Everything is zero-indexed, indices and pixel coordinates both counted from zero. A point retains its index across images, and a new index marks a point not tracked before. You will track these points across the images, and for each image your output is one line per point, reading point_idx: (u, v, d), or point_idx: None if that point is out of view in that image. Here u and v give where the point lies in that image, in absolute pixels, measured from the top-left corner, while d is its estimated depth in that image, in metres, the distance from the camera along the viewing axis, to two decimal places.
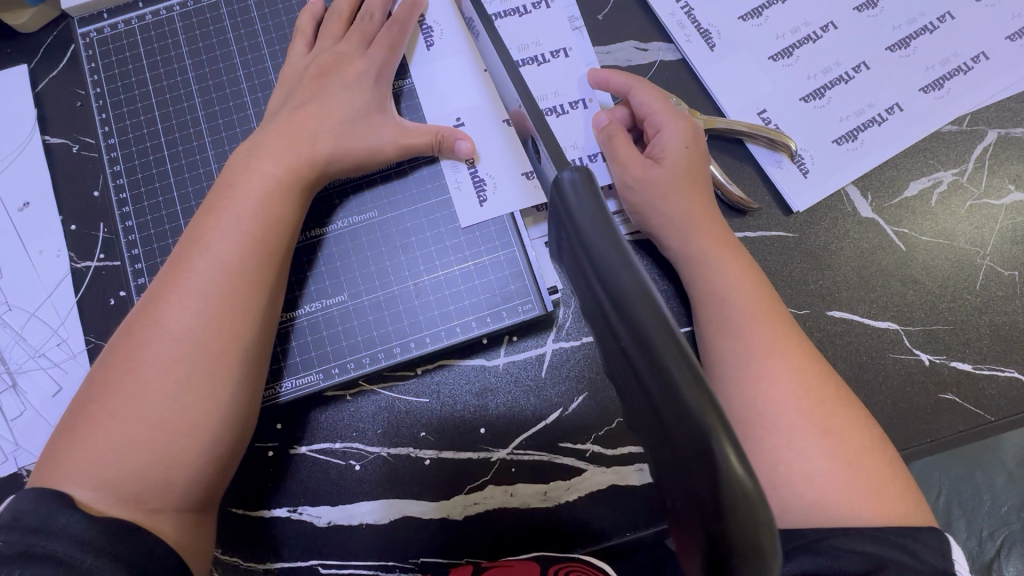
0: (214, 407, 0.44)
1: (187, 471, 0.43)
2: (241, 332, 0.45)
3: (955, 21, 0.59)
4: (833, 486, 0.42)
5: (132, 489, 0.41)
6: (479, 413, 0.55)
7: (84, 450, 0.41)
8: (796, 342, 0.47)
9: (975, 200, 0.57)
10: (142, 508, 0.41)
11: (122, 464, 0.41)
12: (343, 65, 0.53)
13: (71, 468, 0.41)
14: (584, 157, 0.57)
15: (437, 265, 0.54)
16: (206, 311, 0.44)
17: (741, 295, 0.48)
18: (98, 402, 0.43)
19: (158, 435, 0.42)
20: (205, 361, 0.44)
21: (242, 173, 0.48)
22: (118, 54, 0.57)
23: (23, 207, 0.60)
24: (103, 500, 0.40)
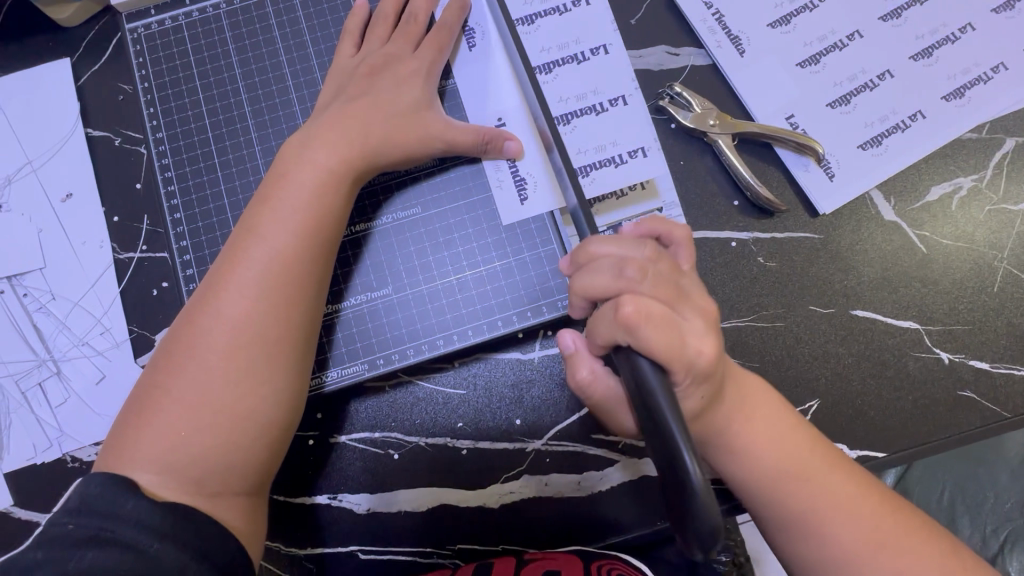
0: (271, 394, 0.46)
1: (245, 456, 0.45)
2: (296, 322, 0.47)
3: (976, 32, 0.61)
4: (854, 535, 0.45)
5: (195, 473, 0.43)
6: (515, 405, 0.57)
7: (150, 435, 0.43)
8: (852, 487, 0.47)
9: (994, 205, 0.59)
10: (204, 493, 0.43)
11: (186, 449, 0.43)
12: (394, 64, 0.55)
13: (138, 453, 0.43)
14: (624, 154, 0.58)
15: (477, 261, 0.56)
16: (263, 301, 0.46)
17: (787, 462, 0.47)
18: (162, 388, 0.45)
19: (220, 421, 0.44)
20: (263, 350, 0.45)
21: (294, 166, 0.50)
22: (165, 49, 0.58)
23: (66, 198, 0.61)
24: (168, 484, 0.42)
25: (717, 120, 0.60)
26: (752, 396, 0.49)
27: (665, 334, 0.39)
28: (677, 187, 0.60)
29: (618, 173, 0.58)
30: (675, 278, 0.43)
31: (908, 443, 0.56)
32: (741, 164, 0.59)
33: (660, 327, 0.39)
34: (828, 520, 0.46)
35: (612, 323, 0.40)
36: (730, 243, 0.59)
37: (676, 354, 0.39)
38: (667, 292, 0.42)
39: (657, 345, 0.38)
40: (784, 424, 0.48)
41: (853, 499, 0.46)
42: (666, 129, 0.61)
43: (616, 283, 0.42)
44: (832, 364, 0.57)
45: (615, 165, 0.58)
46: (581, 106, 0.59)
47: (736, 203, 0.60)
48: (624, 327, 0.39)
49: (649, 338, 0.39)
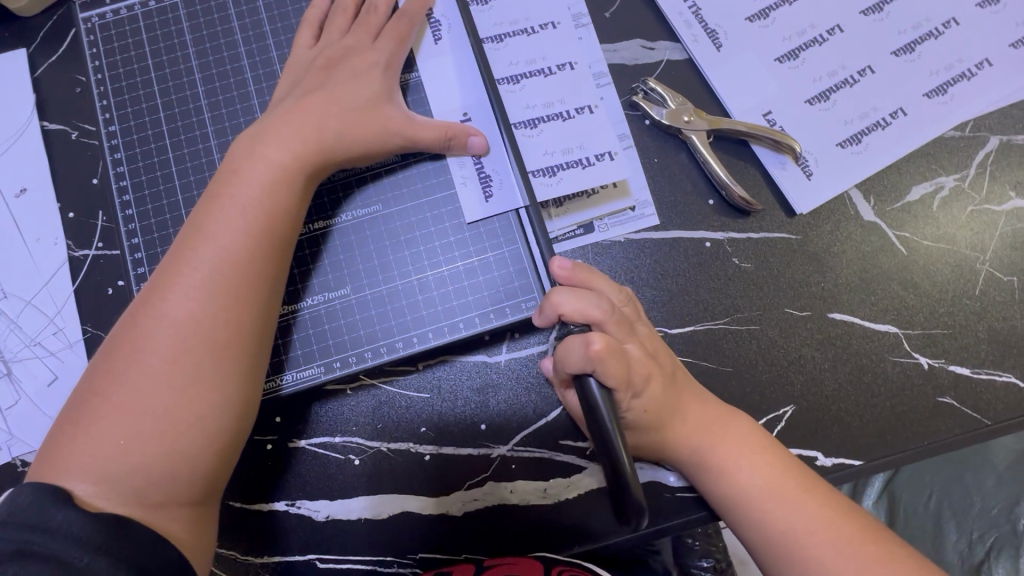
0: (220, 400, 0.44)
1: (189, 465, 0.43)
2: (247, 323, 0.45)
3: (960, 27, 0.59)
4: (835, 558, 0.45)
5: (134, 483, 0.41)
6: (480, 410, 0.55)
7: (87, 443, 0.41)
8: (830, 510, 0.47)
9: (977, 206, 0.58)
10: (143, 503, 0.41)
11: (125, 458, 0.41)
12: (352, 56, 0.53)
13: (73, 461, 0.41)
14: (591, 157, 0.55)
15: (440, 260, 0.54)
16: (211, 302, 0.44)
17: (760, 484, 0.48)
18: (101, 394, 0.42)
19: (164, 428, 0.42)
20: (211, 353, 0.43)
21: (247, 160, 0.48)
22: (120, 40, 0.56)
23: (19, 193, 0.59)
24: (105, 494, 0.40)
25: (692, 116, 0.58)
26: (722, 416, 0.50)
27: (621, 365, 0.44)
28: (651, 185, 0.58)
29: (584, 175, 0.55)
30: (631, 321, 0.49)
31: (886, 450, 0.54)
32: (716, 162, 0.57)
33: (619, 359, 0.44)
34: (803, 543, 0.46)
35: (583, 350, 0.43)
36: (704, 242, 0.57)
37: (625, 381, 0.44)
38: (624, 329, 0.47)
39: (612, 374, 0.43)
40: (758, 446, 0.49)
41: (830, 522, 0.46)
42: (640, 125, 0.59)
43: (585, 315, 0.46)
44: (807, 368, 0.55)
45: (582, 167, 0.55)
46: (548, 112, 0.56)
47: (711, 202, 0.58)
48: (593, 356, 0.42)
49: (610, 369, 0.43)
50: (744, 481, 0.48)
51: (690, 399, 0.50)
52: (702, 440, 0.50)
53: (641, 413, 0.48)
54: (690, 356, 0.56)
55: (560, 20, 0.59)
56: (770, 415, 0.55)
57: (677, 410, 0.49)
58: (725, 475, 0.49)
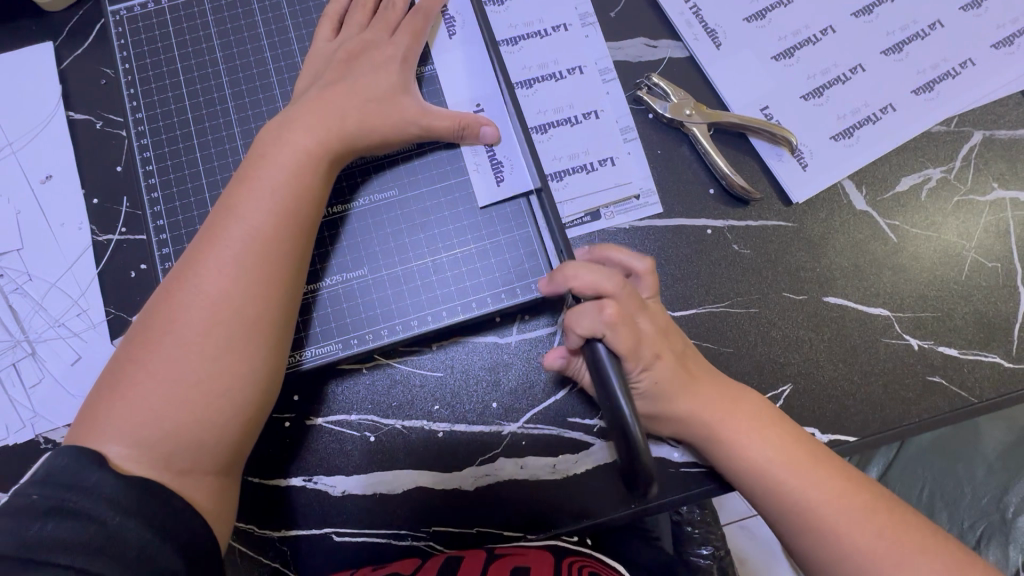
0: (248, 371, 0.46)
1: (217, 434, 0.45)
2: (275, 299, 0.47)
3: (944, 29, 0.63)
4: (851, 524, 0.47)
5: (165, 449, 0.43)
6: (491, 388, 0.57)
7: (122, 409, 0.43)
8: (842, 481, 0.49)
9: (962, 196, 0.61)
10: (172, 469, 0.43)
11: (159, 424, 0.43)
12: (371, 49, 0.55)
13: (109, 426, 0.43)
14: (595, 162, 0.61)
15: (454, 243, 0.57)
16: (241, 277, 0.46)
17: (773, 457, 0.50)
18: (135, 362, 0.45)
19: (195, 397, 0.44)
20: (241, 326, 0.46)
21: (274, 145, 0.50)
22: (148, 33, 0.59)
23: (45, 179, 0.61)
24: (137, 459, 0.42)
25: (693, 110, 0.61)
26: (731, 393, 0.52)
27: (630, 335, 0.48)
28: (654, 175, 0.61)
29: (588, 180, 0.60)
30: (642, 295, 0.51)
31: (878, 428, 0.57)
32: (716, 154, 0.60)
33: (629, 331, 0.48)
34: (818, 512, 0.48)
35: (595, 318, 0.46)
36: (706, 230, 0.60)
37: (635, 350, 0.49)
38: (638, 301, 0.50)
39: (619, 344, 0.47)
40: (770, 421, 0.51)
41: (842, 493, 0.48)
42: (644, 119, 0.62)
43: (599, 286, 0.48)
44: (803, 350, 0.58)
45: (587, 172, 0.61)
46: (558, 117, 0.61)
47: (712, 192, 0.61)
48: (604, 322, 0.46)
49: (620, 338, 0.47)
50: (759, 454, 0.50)
51: (700, 373, 0.53)
52: (715, 416, 0.51)
53: (647, 382, 0.51)
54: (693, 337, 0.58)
55: (571, 22, 0.63)
56: (770, 394, 0.57)
57: (687, 384, 0.52)
58: (741, 448, 0.51)
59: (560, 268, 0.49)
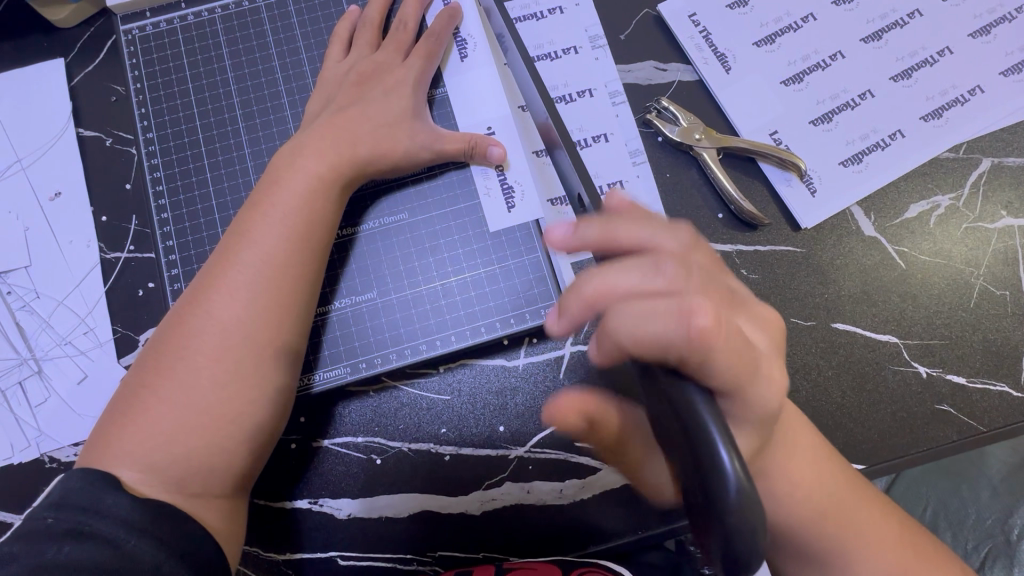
0: (260, 396, 0.46)
1: (228, 457, 0.45)
2: (286, 324, 0.48)
3: (953, 55, 0.63)
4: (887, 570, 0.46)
5: (177, 473, 0.43)
6: (499, 412, 0.57)
7: (133, 433, 0.44)
8: (881, 520, 0.48)
9: (971, 223, 0.61)
10: (184, 492, 0.43)
11: (171, 448, 0.44)
12: (383, 74, 0.56)
13: (122, 450, 0.43)
14: (604, 185, 0.61)
15: (463, 266, 0.57)
16: (255, 303, 0.47)
17: (824, 504, 0.46)
18: (148, 387, 0.45)
19: (207, 421, 0.45)
20: (253, 352, 0.46)
21: (286, 171, 0.51)
22: (160, 52, 0.59)
23: (54, 196, 0.61)
24: (150, 483, 0.43)
25: (702, 134, 0.61)
26: (799, 433, 0.45)
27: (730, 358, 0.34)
28: (662, 200, 0.61)
29: None
30: (715, 277, 0.40)
31: (885, 456, 0.57)
32: (725, 179, 0.60)
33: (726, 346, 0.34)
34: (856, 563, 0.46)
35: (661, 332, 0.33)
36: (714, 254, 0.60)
37: (744, 366, 0.35)
38: (714, 292, 0.37)
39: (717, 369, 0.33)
40: (825, 463, 0.47)
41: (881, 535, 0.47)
42: (654, 142, 0.62)
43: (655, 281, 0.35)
44: (812, 376, 0.58)
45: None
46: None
47: (721, 216, 0.61)
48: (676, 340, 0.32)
49: (717, 352, 0.33)
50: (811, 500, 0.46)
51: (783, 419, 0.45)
52: (782, 463, 0.44)
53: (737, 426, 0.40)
54: None
55: (581, 45, 0.64)
56: None
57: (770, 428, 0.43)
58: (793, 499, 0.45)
59: (602, 229, 0.38)
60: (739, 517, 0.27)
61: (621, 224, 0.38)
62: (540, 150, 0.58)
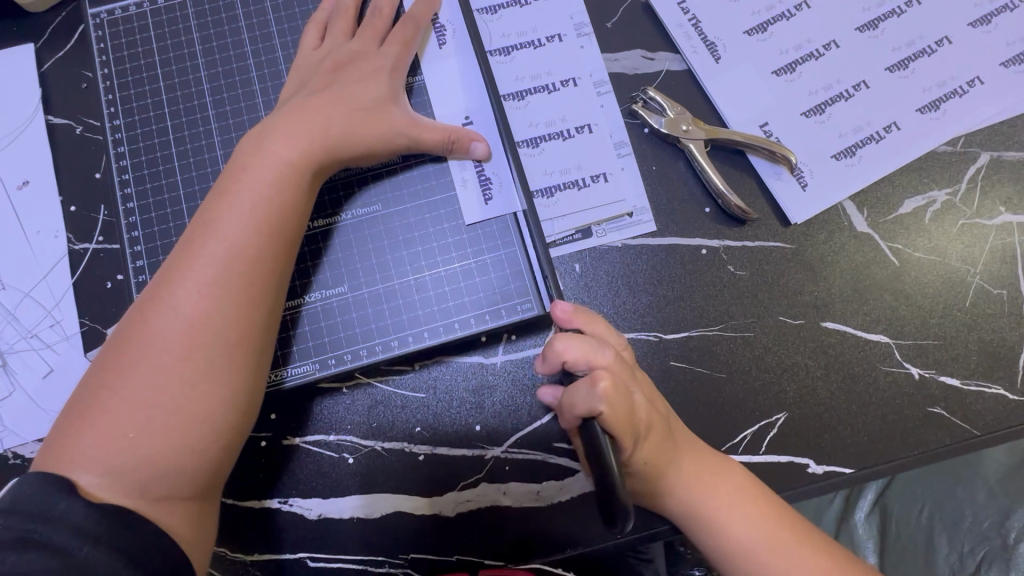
0: (228, 395, 0.45)
1: (196, 459, 0.43)
2: (256, 319, 0.46)
3: (952, 45, 0.61)
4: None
5: (139, 476, 0.41)
6: (474, 411, 0.55)
7: (92, 435, 0.42)
8: (812, 558, 0.49)
9: (968, 219, 0.59)
10: (146, 496, 0.42)
11: (131, 451, 0.42)
12: (359, 60, 0.54)
13: (79, 453, 0.41)
14: (587, 178, 0.59)
15: (439, 260, 0.55)
16: (220, 298, 0.45)
17: (743, 537, 0.49)
18: (109, 387, 0.43)
19: (172, 422, 0.43)
20: (221, 349, 0.44)
21: (253, 158, 0.49)
22: (128, 36, 0.57)
23: (21, 185, 0.59)
24: (111, 487, 0.41)
25: (690, 126, 0.59)
26: (714, 469, 0.50)
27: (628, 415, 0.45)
28: (647, 193, 0.59)
29: (580, 196, 0.59)
30: (631, 365, 0.51)
31: (874, 459, 0.55)
32: (712, 172, 0.58)
33: (624, 404, 0.44)
34: None
35: (589, 392, 0.44)
36: (701, 250, 0.58)
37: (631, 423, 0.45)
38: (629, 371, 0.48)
39: (617, 423, 0.43)
40: (747, 498, 0.49)
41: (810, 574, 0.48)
42: (639, 134, 0.60)
43: (593, 355, 0.47)
44: (799, 377, 0.56)
45: (578, 188, 0.59)
46: (550, 131, 0.60)
47: (708, 211, 0.59)
48: (598, 397, 0.43)
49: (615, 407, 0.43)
50: (729, 531, 0.49)
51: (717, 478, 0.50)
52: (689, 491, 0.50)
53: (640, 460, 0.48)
54: (684, 362, 0.56)
55: (566, 32, 0.61)
56: (763, 422, 0.55)
57: (673, 464, 0.50)
58: (710, 525, 0.50)
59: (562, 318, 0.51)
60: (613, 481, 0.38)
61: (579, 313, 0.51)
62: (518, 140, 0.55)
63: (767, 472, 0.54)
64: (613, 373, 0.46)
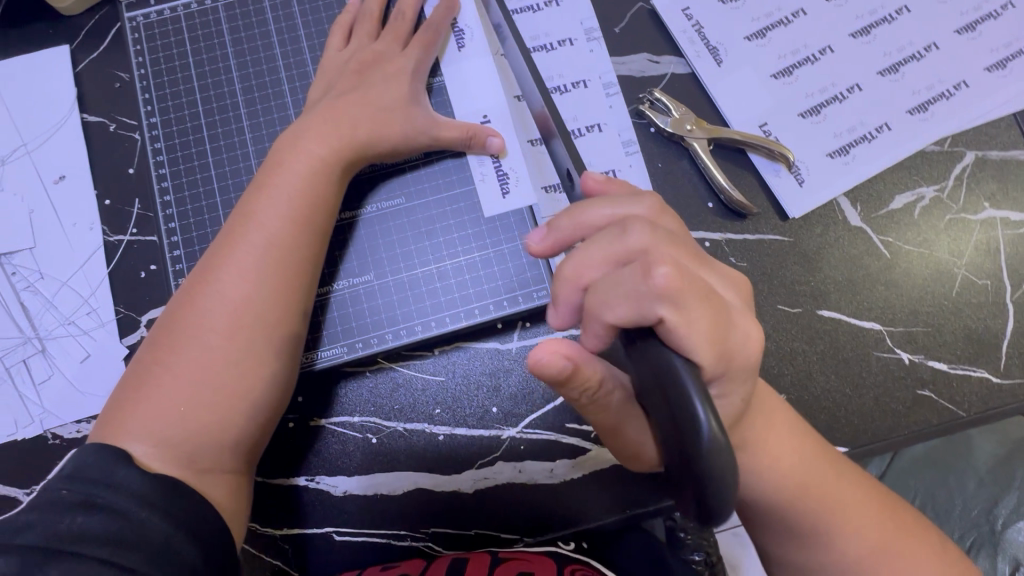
0: (268, 374, 0.48)
1: (239, 433, 0.47)
2: (294, 304, 0.50)
3: (940, 51, 0.65)
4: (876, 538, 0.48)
5: (187, 448, 0.45)
6: (492, 394, 0.58)
7: (145, 409, 0.45)
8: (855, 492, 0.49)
9: (954, 214, 0.62)
10: (193, 467, 0.45)
11: (181, 424, 0.45)
12: (384, 62, 0.57)
13: (133, 426, 0.45)
14: None
15: (459, 250, 0.58)
16: (261, 283, 0.48)
17: (809, 475, 0.48)
18: (159, 365, 0.47)
19: (218, 398, 0.46)
20: (262, 330, 0.48)
21: (290, 153, 0.52)
22: (163, 39, 0.61)
23: (59, 180, 0.62)
24: (161, 457, 0.44)
25: (693, 125, 0.62)
26: (773, 407, 0.48)
27: (707, 314, 0.35)
28: (654, 188, 0.63)
29: None
30: (679, 234, 0.40)
31: (868, 439, 0.58)
32: (716, 169, 0.61)
33: (693, 302, 0.35)
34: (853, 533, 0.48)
35: (640, 299, 0.34)
36: (704, 243, 0.61)
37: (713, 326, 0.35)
38: (685, 252, 0.38)
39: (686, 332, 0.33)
40: (800, 436, 0.49)
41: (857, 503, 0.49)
42: (646, 133, 0.64)
43: (625, 245, 0.37)
44: (797, 362, 0.59)
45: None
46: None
47: (711, 206, 0.62)
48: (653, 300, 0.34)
49: (690, 307, 0.34)
50: (795, 473, 0.47)
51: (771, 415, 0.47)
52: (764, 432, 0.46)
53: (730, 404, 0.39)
54: None
55: (577, 36, 0.65)
56: None
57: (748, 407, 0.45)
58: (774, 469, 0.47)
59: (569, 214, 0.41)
60: (712, 465, 0.29)
61: (561, 219, 0.42)
62: (537, 139, 0.60)
63: None
64: (664, 261, 0.35)
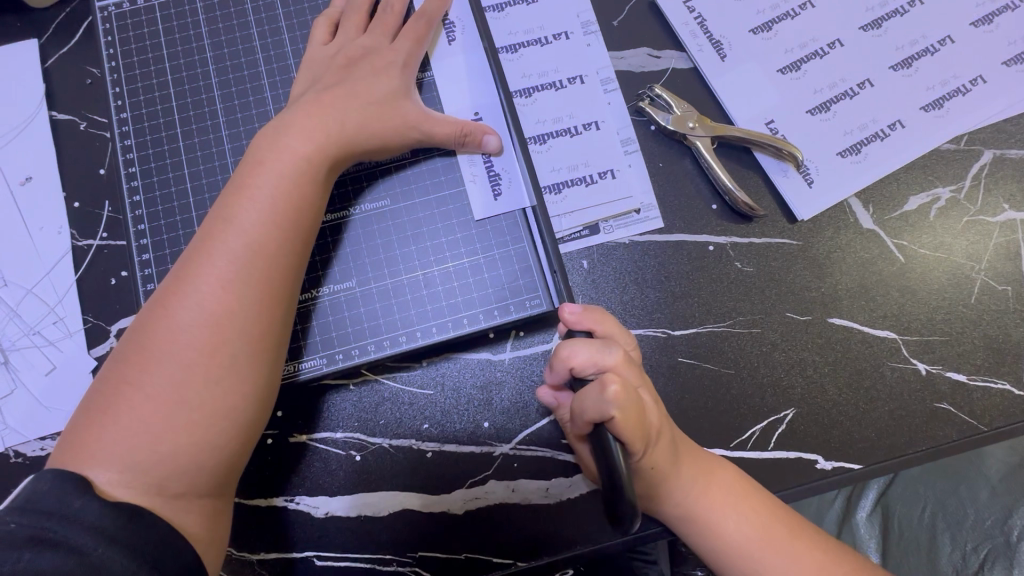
0: (249, 392, 0.44)
1: (217, 456, 0.43)
2: (277, 317, 0.46)
3: (955, 44, 0.61)
4: None
5: (159, 473, 0.41)
6: (483, 408, 0.55)
7: (112, 432, 0.41)
8: (809, 554, 0.47)
9: (972, 216, 0.59)
10: (164, 494, 0.41)
11: (151, 448, 0.41)
12: (372, 55, 0.54)
13: (97, 450, 0.41)
14: (594, 174, 0.59)
15: (448, 256, 0.55)
16: (242, 294, 0.45)
17: (747, 531, 0.47)
18: (127, 383, 0.43)
19: (193, 420, 0.43)
20: (245, 346, 0.44)
21: (269, 152, 0.49)
22: (136, 31, 0.57)
23: (25, 181, 0.58)
24: (127, 484, 0.40)
25: (697, 123, 0.59)
26: (707, 463, 0.49)
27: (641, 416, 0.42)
28: (655, 190, 0.59)
29: (587, 192, 0.59)
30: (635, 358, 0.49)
31: (882, 455, 0.55)
32: (720, 169, 0.58)
33: (635, 409, 0.42)
34: None
35: (600, 396, 0.41)
36: (708, 246, 0.58)
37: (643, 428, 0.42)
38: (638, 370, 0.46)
39: (627, 429, 0.40)
40: (741, 494, 0.48)
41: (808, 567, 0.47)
42: (646, 131, 0.60)
43: (601, 358, 0.45)
44: (807, 373, 0.56)
45: (585, 184, 0.59)
46: (557, 127, 0.60)
47: (715, 207, 0.59)
48: (609, 402, 0.40)
49: (632, 410, 0.41)
50: (730, 528, 0.48)
51: (707, 470, 0.49)
52: (688, 497, 0.48)
53: (648, 469, 0.45)
54: (692, 359, 0.56)
55: (572, 30, 0.62)
56: (772, 418, 0.55)
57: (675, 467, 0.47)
58: (711, 522, 0.48)
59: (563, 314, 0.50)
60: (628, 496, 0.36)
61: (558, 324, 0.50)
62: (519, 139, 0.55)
63: (776, 469, 0.54)
64: (621, 375, 0.44)
